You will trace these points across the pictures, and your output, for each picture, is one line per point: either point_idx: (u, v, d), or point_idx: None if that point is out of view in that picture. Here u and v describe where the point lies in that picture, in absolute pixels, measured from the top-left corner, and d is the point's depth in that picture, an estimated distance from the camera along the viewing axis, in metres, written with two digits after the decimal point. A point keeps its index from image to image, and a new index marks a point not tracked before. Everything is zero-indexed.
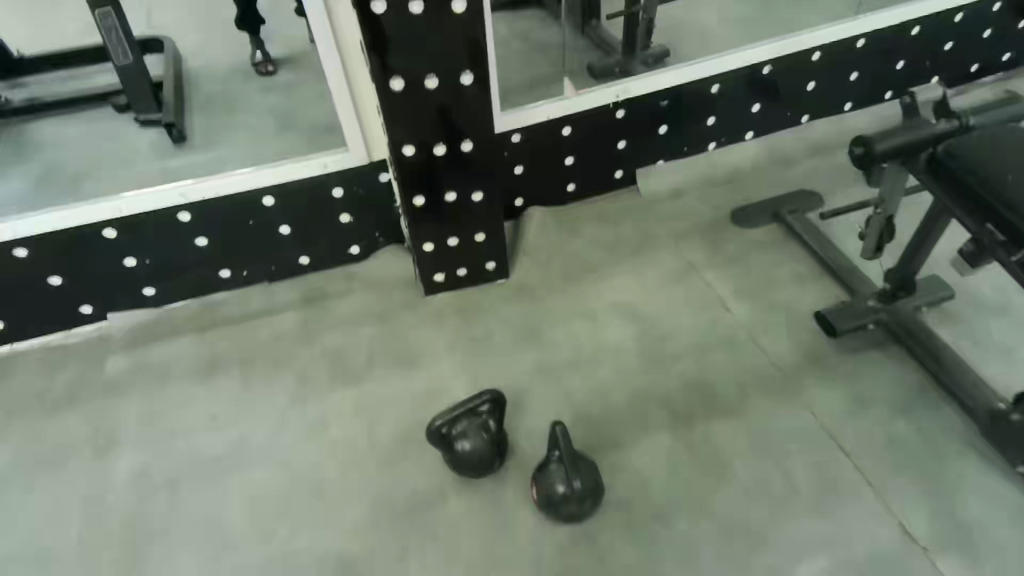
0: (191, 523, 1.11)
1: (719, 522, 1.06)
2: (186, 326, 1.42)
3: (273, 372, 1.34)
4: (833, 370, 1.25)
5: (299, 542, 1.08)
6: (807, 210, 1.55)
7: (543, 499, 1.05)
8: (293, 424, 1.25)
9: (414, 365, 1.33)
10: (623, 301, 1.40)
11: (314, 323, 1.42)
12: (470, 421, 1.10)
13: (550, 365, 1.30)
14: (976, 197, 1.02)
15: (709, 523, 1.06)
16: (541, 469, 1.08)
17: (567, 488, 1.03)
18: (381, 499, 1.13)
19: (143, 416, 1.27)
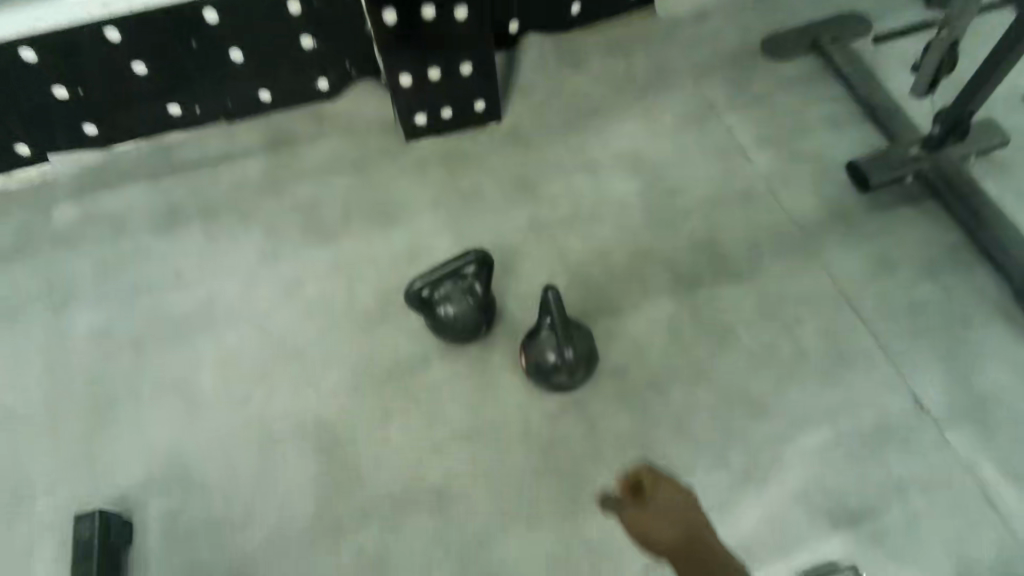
0: (160, 384, 1.06)
1: (718, 390, 0.99)
2: (138, 172, 1.27)
3: (238, 225, 1.21)
4: (860, 228, 1.12)
5: (274, 405, 1.03)
6: (854, 38, 1.31)
7: (532, 367, 0.98)
8: (264, 282, 1.15)
9: (394, 220, 1.20)
10: (628, 149, 1.24)
11: (281, 171, 1.27)
12: (453, 284, 1.00)
13: (544, 221, 1.18)
14: None
15: (707, 391, 0.99)
16: (531, 336, 0.99)
17: (559, 358, 0.95)
18: (360, 363, 1.06)
19: (99, 270, 1.17)
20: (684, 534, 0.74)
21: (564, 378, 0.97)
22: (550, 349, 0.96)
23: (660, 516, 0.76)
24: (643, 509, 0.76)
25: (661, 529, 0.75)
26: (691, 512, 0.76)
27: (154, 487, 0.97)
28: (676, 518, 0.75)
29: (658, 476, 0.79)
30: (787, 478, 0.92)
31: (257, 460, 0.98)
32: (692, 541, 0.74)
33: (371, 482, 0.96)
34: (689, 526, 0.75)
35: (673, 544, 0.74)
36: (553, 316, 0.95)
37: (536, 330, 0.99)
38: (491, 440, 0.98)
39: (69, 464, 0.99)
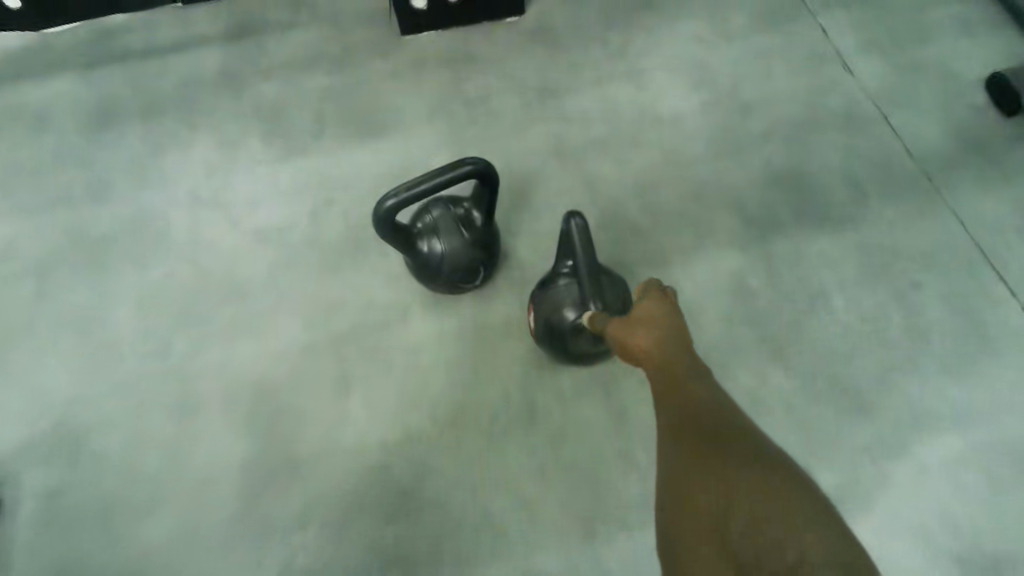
0: (63, 323, 0.82)
1: (801, 374, 0.73)
2: (68, 59, 1.01)
3: (186, 130, 0.95)
4: (1003, 165, 0.82)
5: (206, 358, 0.78)
6: None
7: (546, 331, 0.71)
8: (209, 200, 0.90)
9: (378, 130, 0.93)
10: (688, 52, 0.95)
11: (244, 66, 1.00)
12: (444, 210, 0.74)
13: (572, 140, 0.90)
14: None
15: (785, 375, 0.73)
16: (546, 287, 0.72)
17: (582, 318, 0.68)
18: (322, 310, 0.81)
19: (9, 176, 0.92)
20: (664, 348, 0.50)
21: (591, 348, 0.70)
22: (572, 306, 0.69)
23: (640, 322, 0.53)
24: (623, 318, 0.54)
25: (638, 335, 0.52)
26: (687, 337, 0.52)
27: (36, 454, 0.74)
28: (657, 326, 0.52)
29: (651, 287, 0.56)
30: (890, 504, 0.66)
31: (174, 427, 0.75)
32: (669, 353, 0.50)
33: (320, 470, 0.72)
34: (672, 338, 0.50)
35: (647, 358, 0.51)
36: (578, 259, 0.66)
37: (554, 278, 0.72)
38: (484, 424, 0.73)
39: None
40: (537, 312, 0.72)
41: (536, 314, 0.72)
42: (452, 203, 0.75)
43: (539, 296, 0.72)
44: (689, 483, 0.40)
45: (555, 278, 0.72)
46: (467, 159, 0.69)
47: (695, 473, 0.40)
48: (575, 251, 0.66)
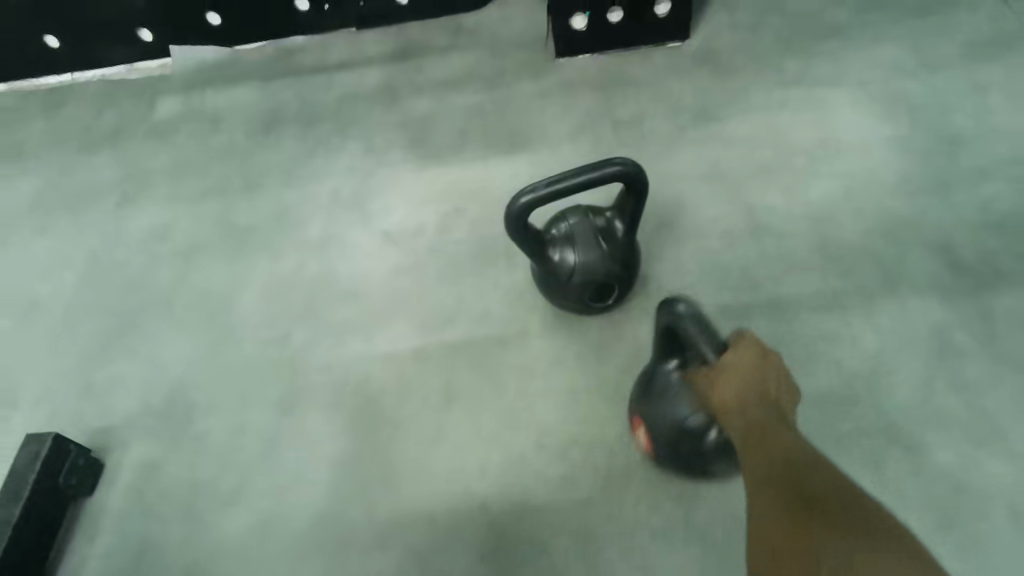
0: (195, 302, 0.83)
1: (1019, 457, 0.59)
2: (251, 72, 1.10)
3: (337, 137, 0.98)
4: None
5: (317, 352, 0.76)
6: None
7: (682, 447, 0.57)
8: (348, 202, 0.90)
9: (521, 146, 0.89)
10: (877, 81, 0.83)
11: (401, 83, 1.02)
12: (582, 219, 0.67)
13: (732, 165, 0.80)
14: None
15: (996, 455, 0.60)
16: (656, 395, 0.58)
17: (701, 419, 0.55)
18: (439, 319, 0.76)
19: (180, 167, 0.99)
20: (742, 395, 0.47)
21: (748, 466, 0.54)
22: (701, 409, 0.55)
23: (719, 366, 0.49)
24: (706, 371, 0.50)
25: (718, 386, 0.48)
26: (772, 378, 0.49)
27: (144, 425, 0.73)
28: (746, 371, 0.48)
29: (742, 334, 0.50)
30: None
31: (274, 418, 0.71)
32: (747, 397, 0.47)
33: (411, 487, 0.65)
34: (751, 381, 0.48)
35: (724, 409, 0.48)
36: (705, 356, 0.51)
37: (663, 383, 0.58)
38: (596, 467, 0.64)
39: (61, 374, 0.78)
40: (658, 429, 0.58)
41: (659, 432, 0.58)
42: (592, 213, 0.68)
43: (651, 408, 0.59)
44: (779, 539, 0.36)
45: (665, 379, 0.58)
46: (614, 159, 0.61)
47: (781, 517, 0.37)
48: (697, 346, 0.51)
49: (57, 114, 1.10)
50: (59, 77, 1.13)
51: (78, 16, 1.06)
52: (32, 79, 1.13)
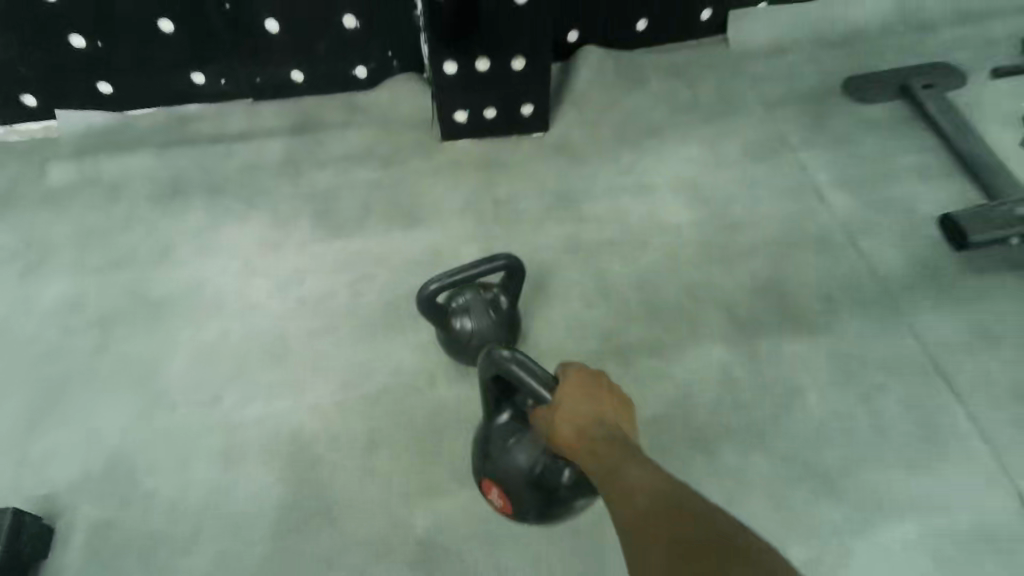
0: (122, 371, 0.90)
1: (781, 455, 0.83)
2: (147, 138, 1.15)
3: (244, 208, 1.08)
4: (953, 290, 0.95)
5: (250, 411, 0.87)
6: (947, 88, 1.18)
7: (534, 490, 0.72)
8: (262, 271, 1.01)
9: (416, 222, 1.07)
10: (686, 174, 1.11)
11: (302, 157, 1.15)
12: (475, 295, 0.86)
13: (585, 242, 1.04)
14: None
15: (765, 456, 0.83)
16: (503, 454, 0.73)
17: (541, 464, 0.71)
18: (356, 375, 0.91)
19: (81, 236, 1.03)
20: (586, 436, 0.59)
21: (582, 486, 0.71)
22: (535, 447, 0.72)
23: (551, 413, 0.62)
24: (541, 413, 0.63)
25: (565, 429, 0.61)
26: (606, 406, 0.62)
27: (87, 489, 0.81)
28: (577, 399, 0.62)
29: (569, 374, 0.64)
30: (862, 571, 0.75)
31: (218, 473, 0.82)
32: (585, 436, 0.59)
33: (346, 518, 0.80)
34: (585, 418, 0.60)
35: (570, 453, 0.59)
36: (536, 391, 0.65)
37: (506, 436, 0.74)
38: None
39: None
40: (514, 483, 0.73)
41: (514, 484, 0.73)
42: (483, 289, 0.87)
43: (501, 469, 0.74)
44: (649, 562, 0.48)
45: (502, 430, 0.75)
46: (500, 255, 0.82)
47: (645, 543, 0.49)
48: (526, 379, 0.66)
49: None
50: None
51: None
52: None
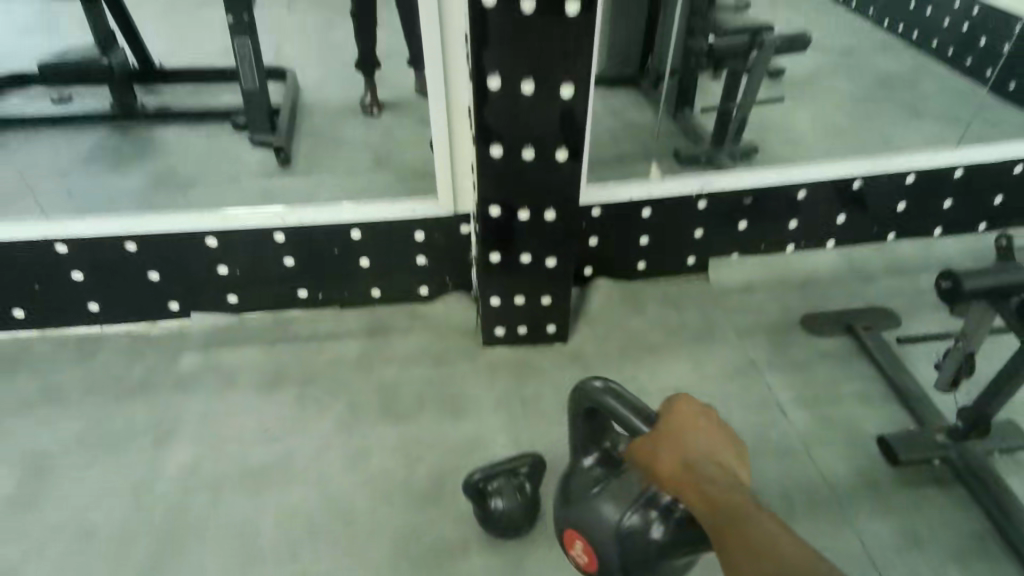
0: (224, 529, 1.15)
1: None
2: (256, 335, 1.50)
3: (326, 395, 1.38)
4: (887, 499, 1.18)
5: (321, 566, 1.10)
6: (881, 328, 1.50)
7: (617, 544, 0.86)
8: (336, 448, 1.29)
9: (459, 414, 1.35)
10: (675, 386, 1.39)
11: (373, 354, 1.47)
12: (507, 479, 1.12)
13: None
14: None
15: None
16: (590, 505, 0.89)
17: (621, 518, 0.86)
18: (406, 541, 1.14)
19: (201, 415, 1.34)
20: (695, 469, 0.73)
21: (661, 540, 0.84)
22: (619, 504, 0.87)
23: (660, 437, 0.77)
24: (646, 438, 0.78)
25: (676, 459, 0.75)
26: (714, 447, 0.76)
27: None
28: (691, 433, 0.76)
29: (680, 407, 0.78)
30: None
31: None
32: (694, 463, 0.73)
33: None
34: (697, 454, 0.75)
35: (674, 474, 0.74)
36: (632, 423, 0.83)
37: (591, 486, 0.91)
38: None
39: None
40: (597, 535, 0.87)
41: (600, 534, 0.87)
42: (514, 472, 1.13)
43: (588, 519, 0.89)
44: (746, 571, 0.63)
45: (590, 480, 0.92)
46: (526, 456, 1.15)
47: (738, 554, 0.65)
48: (617, 408, 0.85)
49: (95, 362, 1.45)
50: (97, 326, 1.51)
51: (129, 293, 1.47)
52: (73, 326, 1.51)
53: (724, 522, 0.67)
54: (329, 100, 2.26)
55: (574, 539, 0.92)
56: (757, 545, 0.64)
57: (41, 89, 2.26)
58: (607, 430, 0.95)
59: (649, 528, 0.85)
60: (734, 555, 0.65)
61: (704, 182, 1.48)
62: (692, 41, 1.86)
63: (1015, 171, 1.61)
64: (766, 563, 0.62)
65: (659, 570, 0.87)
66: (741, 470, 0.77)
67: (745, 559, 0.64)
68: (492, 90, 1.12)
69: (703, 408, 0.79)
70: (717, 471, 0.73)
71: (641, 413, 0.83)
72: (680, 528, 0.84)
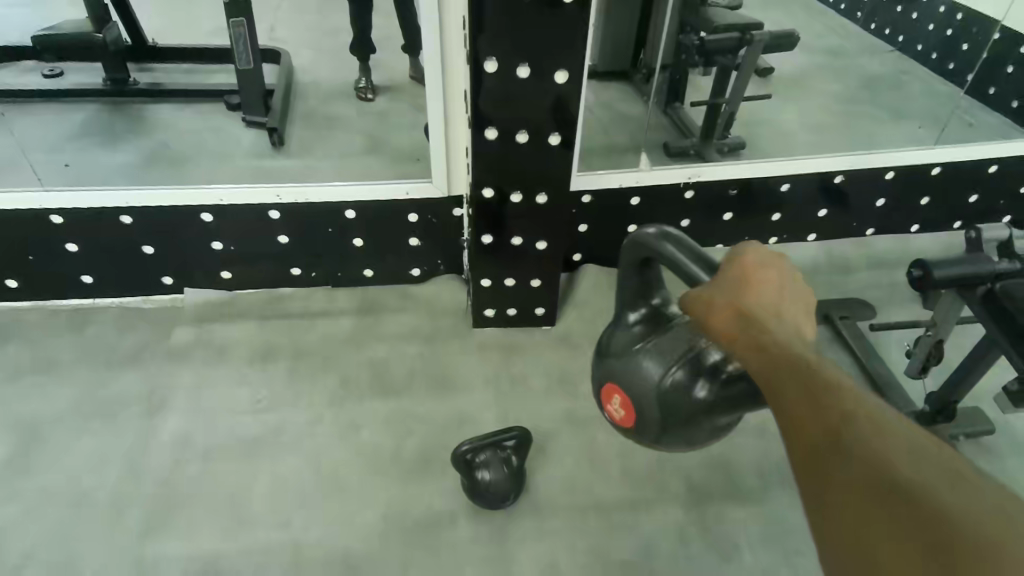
0: (217, 496, 1.18)
1: None
2: (249, 311, 1.52)
3: (318, 370, 1.41)
4: None
5: (312, 533, 1.14)
6: (858, 318, 1.56)
7: (656, 400, 0.79)
8: (328, 420, 1.32)
9: (448, 391, 1.38)
10: None
11: (365, 332, 1.49)
12: (493, 453, 1.15)
13: (578, 417, 1.34)
14: None
15: None
16: (631, 360, 0.82)
17: (665, 374, 0.78)
18: (394, 512, 1.17)
19: (193, 387, 1.37)
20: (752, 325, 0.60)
21: (704, 400, 0.76)
22: (663, 360, 0.78)
23: (716, 287, 0.65)
24: (701, 290, 0.66)
25: (730, 315, 0.62)
26: (777, 306, 0.63)
27: None
28: (751, 289, 0.64)
29: (744, 263, 0.66)
30: None
31: None
32: (749, 311, 0.62)
33: None
34: (758, 311, 0.62)
35: (726, 324, 0.62)
36: (693, 272, 0.72)
37: (633, 342, 0.83)
38: None
39: (115, 551, 1.10)
40: (636, 389, 0.80)
41: (639, 388, 0.80)
42: (500, 444, 1.18)
43: (627, 373, 0.81)
44: (802, 421, 0.53)
45: (632, 336, 0.84)
46: (512, 430, 1.20)
47: (793, 402, 0.54)
48: (679, 258, 0.74)
49: (87, 332, 1.46)
50: (89, 298, 1.53)
51: (122, 265, 1.48)
52: (65, 297, 1.52)
53: (779, 368, 0.56)
54: (324, 83, 2.28)
55: (608, 399, 0.86)
56: (818, 392, 0.53)
57: (32, 63, 2.26)
58: (660, 284, 0.85)
59: (694, 386, 0.76)
60: (788, 402, 0.54)
61: (692, 173, 1.52)
62: (685, 36, 1.85)
63: (990, 171, 1.67)
64: (829, 416, 0.51)
65: (701, 430, 0.80)
66: (806, 327, 0.65)
67: (802, 407, 0.53)
68: (488, 73, 1.15)
69: (773, 259, 0.66)
70: (777, 321, 0.61)
71: (703, 261, 0.72)
72: (727, 387, 0.75)
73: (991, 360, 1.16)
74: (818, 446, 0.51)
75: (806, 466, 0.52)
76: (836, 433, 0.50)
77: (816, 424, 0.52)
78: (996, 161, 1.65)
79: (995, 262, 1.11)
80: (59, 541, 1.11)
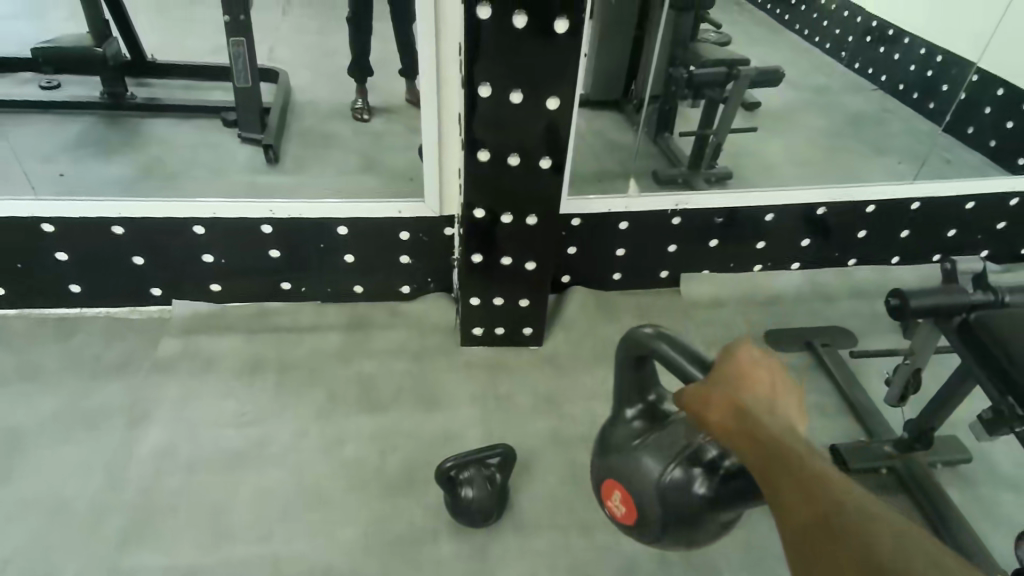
0: (198, 508, 1.17)
1: None
2: (238, 325, 1.52)
3: (304, 385, 1.41)
4: None
5: (292, 546, 1.13)
6: (840, 346, 1.59)
7: (656, 497, 0.79)
8: (313, 435, 1.32)
9: (434, 408, 1.39)
10: None
11: (353, 348, 1.50)
12: (477, 470, 1.16)
13: (563, 437, 1.35)
14: (1010, 377, 1.05)
15: None
16: (630, 455, 0.83)
17: (666, 474, 0.78)
18: (376, 528, 1.17)
19: (178, 399, 1.36)
20: (748, 418, 0.61)
21: (705, 496, 0.77)
22: (661, 456, 0.80)
23: (713, 381, 0.66)
24: (700, 384, 0.67)
25: (725, 407, 0.63)
26: (778, 398, 0.63)
27: None
28: (750, 379, 0.64)
29: (741, 352, 0.66)
30: None
31: None
32: (745, 403, 0.62)
33: None
34: (755, 403, 0.62)
35: (722, 416, 0.63)
36: (687, 370, 0.76)
37: (630, 439, 0.85)
38: None
39: (90, 562, 1.09)
40: (636, 487, 0.81)
41: (639, 484, 0.80)
42: (485, 463, 1.19)
43: (627, 473, 0.82)
44: (794, 511, 0.55)
45: (631, 431, 0.86)
46: (497, 449, 1.21)
47: (786, 492, 0.56)
48: (670, 354, 0.78)
49: (72, 342, 1.46)
50: (77, 308, 1.52)
51: (111, 276, 1.48)
52: (52, 306, 1.51)
53: (773, 460, 0.58)
54: (321, 102, 2.31)
55: (608, 495, 0.86)
56: (810, 482, 0.55)
57: (30, 75, 2.27)
58: (655, 381, 0.88)
59: (693, 483, 0.77)
60: (782, 493, 0.56)
61: (680, 200, 1.56)
62: (674, 69, 1.96)
63: (966, 207, 1.73)
64: (820, 503, 0.54)
65: (702, 529, 0.80)
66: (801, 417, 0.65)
67: (794, 497, 0.55)
68: (482, 97, 1.18)
69: (769, 352, 0.66)
70: (773, 412, 0.62)
71: (695, 359, 0.76)
72: (726, 484, 0.76)
73: (967, 389, 1.18)
74: (809, 531, 0.53)
75: (801, 555, 0.53)
76: (827, 520, 0.52)
77: (806, 510, 0.54)
78: (972, 197, 1.71)
79: (969, 293, 1.14)
80: (34, 551, 1.09)
